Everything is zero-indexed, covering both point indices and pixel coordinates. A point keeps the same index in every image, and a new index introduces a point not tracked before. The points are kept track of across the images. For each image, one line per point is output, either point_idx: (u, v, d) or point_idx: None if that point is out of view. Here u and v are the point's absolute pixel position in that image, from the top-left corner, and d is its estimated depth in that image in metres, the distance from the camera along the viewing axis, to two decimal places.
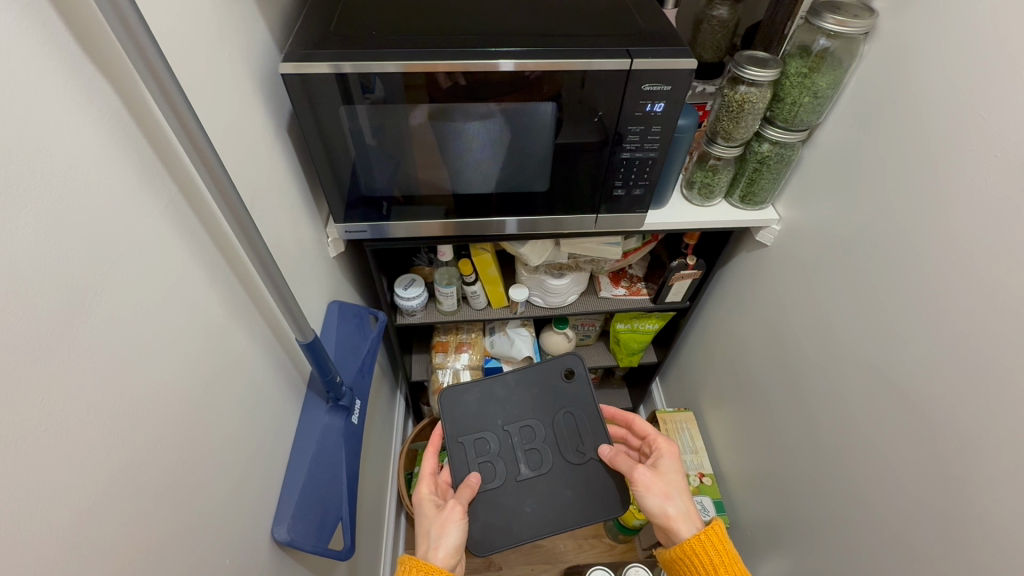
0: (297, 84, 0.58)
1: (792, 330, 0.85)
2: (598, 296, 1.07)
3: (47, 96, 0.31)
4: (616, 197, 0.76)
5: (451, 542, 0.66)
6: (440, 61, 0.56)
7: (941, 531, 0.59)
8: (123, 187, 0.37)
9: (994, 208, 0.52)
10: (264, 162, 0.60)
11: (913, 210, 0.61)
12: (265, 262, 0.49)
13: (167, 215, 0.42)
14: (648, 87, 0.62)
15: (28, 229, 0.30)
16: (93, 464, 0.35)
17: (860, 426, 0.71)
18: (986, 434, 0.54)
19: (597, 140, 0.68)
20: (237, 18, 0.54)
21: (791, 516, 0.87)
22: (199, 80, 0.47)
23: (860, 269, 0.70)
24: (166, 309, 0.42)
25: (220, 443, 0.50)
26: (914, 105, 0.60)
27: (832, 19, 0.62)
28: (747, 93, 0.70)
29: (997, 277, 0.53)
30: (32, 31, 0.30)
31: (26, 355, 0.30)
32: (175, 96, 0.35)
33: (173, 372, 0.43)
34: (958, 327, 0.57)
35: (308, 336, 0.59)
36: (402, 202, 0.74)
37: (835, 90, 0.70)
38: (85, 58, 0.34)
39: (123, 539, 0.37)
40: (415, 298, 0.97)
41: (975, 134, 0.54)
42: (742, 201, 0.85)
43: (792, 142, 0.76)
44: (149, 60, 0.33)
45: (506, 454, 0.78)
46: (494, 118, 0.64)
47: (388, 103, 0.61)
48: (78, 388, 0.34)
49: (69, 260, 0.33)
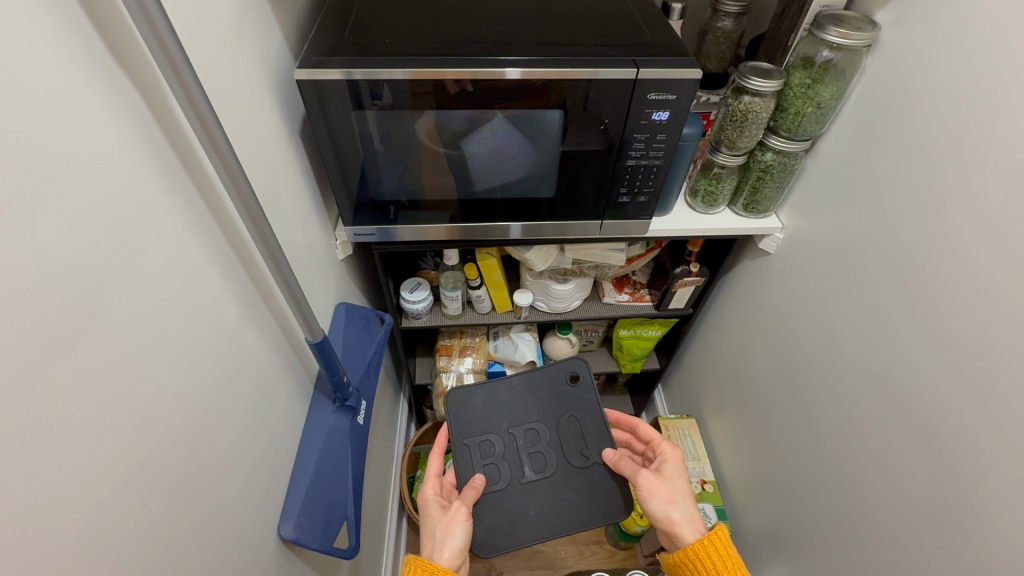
0: (310, 89, 0.59)
1: (795, 336, 0.85)
2: (602, 301, 1.08)
3: (76, 97, 0.32)
4: (621, 203, 0.77)
5: (456, 543, 0.66)
6: (449, 69, 0.58)
7: (943, 538, 0.59)
8: (145, 186, 0.39)
9: (995, 218, 0.53)
10: (278, 164, 0.61)
11: (914, 219, 0.62)
12: (279, 261, 0.50)
13: (186, 214, 0.43)
14: (654, 96, 0.63)
15: (56, 224, 0.31)
16: (106, 454, 0.35)
17: (862, 433, 0.71)
18: (986, 441, 0.54)
19: (604, 147, 0.69)
20: (254, 25, 0.55)
21: (793, 524, 0.87)
22: (218, 84, 0.48)
23: (861, 278, 0.71)
24: (182, 305, 0.43)
25: (229, 440, 0.51)
26: (916, 116, 0.61)
27: (834, 32, 0.64)
28: (751, 103, 0.72)
29: (997, 285, 0.53)
30: (64, 36, 0.31)
31: (47, 346, 0.31)
32: (197, 98, 0.37)
33: (187, 368, 0.44)
34: (960, 336, 0.57)
35: (318, 335, 0.59)
36: (410, 206, 0.75)
37: (838, 101, 0.71)
38: (113, 61, 0.35)
39: (133, 530, 0.38)
40: (421, 301, 0.98)
41: (977, 147, 0.54)
42: (745, 209, 0.86)
43: (795, 151, 0.77)
44: (175, 63, 0.34)
45: (510, 457, 0.78)
46: (503, 123, 0.65)
47: (396, 109, 0.62)
48: (95, 383, 0.34)
49: (93, 255, 0.34)
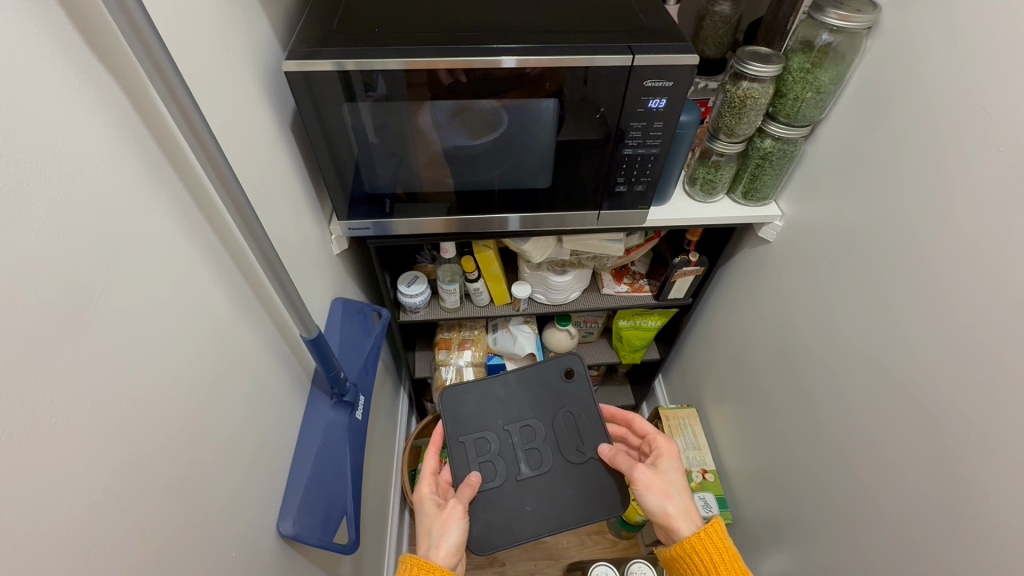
0: (300, 81, 0.58)
1: (795, 326, 0.85)
2: (601, 292, 1.07)
3: (53, 94, 0.31)
4: (619, 193, 0.76)
5: (452, 542, 0.66)
6: (441, 59, 0.57)
7: (946, 528, 0.59)
8: (129, 184, 0.38)
9: (998, 204, 0.52)
10: (268, 158, 0.60)
11: (917, 206, 0.61)
12: (270, 258, 0.49)
13: (173, 212, 0.42)
14: (651, 83, 0.62)
15: (37, 227, 0.31)
16: (97, 458, 0.35)
17: (863, 421, 0.71)
18: (989, 429, 0.54)
19: (600, 136, 0.68)
20: (240, 18, 0.54)
21: (794, 513, 0.87)
22: (201, 77, 0.47)
23: (863, 267, 0.70)
24: (169, 305, 0.42)
25: (223, 440, 0.50)
26: (919, 99, 0.60)
27: (834, 14, 0.63)
28: (750, 88, 0.70)
29: (1000, 273, 0.53)
30: (39, 30, 0.30)
31: (32, 351, 0.30)
32: (180, 92, 0.36)
33: (179, 366, 0.43)
34: (963, 322, 0.57)
35: (312, 331, 0.59)
36: (405, 200, 0.74)
37: (838, 86, 0.70)
38: (92, 57, 0.34)
39: (127, 534, 0.37)
40: (418, 295, 0.97)
41: (980, 131, 0.53)
42: (744, 197, 0.85)
43: (794, 138, 0.76)
44: (156, 60, 0.34)
45: (506, 454, 0.78)
46: (497, 115, 0.64)
47: (391, 100, 0.61)
48: (81, 384, 0.34)
49: (78, 257, 0.33)
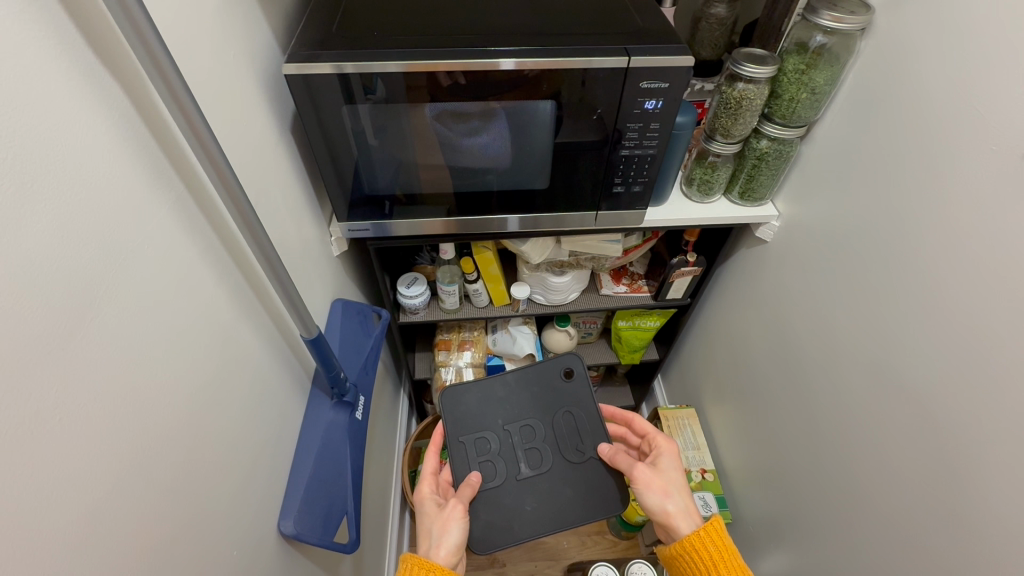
0: (300, 84, 0.59)
1: (792, 325, 0.85)
2: (599, 293, 1.08)
3: (57, 96, 0.32)
4: (616, 194, 0.77)
5: (452, 541, 0.66)
6: (440, 61, 0.57)
7: (944, 525, 0.59)
8: (131, 185, 0.38)
9: (994, 202, 0.53)
10: (269, 160, 0.61)
11: (911, 205, 0.62)
12: (269, 257, 0.49)
13: (175, 213, 0.43)
14: (647, 84, 0.62)
15: (40, 226, 0.31)
16: (99, 456, 0.35)
17: (859, 420, 0.71)
18: (984, 427, 0.54)
19: (598, 138, 0.69)
20: (240, 21, 0.55)
21: (793, 512, 0.87)
22: (201, 79, 0.47)
23: (858, 266, 0.70)
24: (171, 306, 0.43)
25: (224, 439, 0.50)
26: (913, 100, 0.60)
27: (828, 16, 0.64)
28: (745, 90, 0.71)
29: (995, 272, 0.53)
30: (44, 33, 0.31)
31: (36, 350, 0.31)
32: (181, 94, 0.36)
33: (179, 366, 0.44)
34: (957, 321, 0.57)
35: (312, 331, 0.59)
36: (404, 201, 0.74)
37: (833, 86, 0.70)
38: (95, 61, 0.35)
39: (130, 532, 0.38)
40: (418, 296, 0.97)
41: (974, 132, 0.54)
42: (741, 197, 0.85)
43: (790, 138, 0.77)
44: (158, 62, 0.34)
45: (506, 453, 0.78)
46: (495, 117, 0.64)
47: (390, 103, 0.61)
48: (84, 382, 0.34)
49: (82, 257, 0.34)
